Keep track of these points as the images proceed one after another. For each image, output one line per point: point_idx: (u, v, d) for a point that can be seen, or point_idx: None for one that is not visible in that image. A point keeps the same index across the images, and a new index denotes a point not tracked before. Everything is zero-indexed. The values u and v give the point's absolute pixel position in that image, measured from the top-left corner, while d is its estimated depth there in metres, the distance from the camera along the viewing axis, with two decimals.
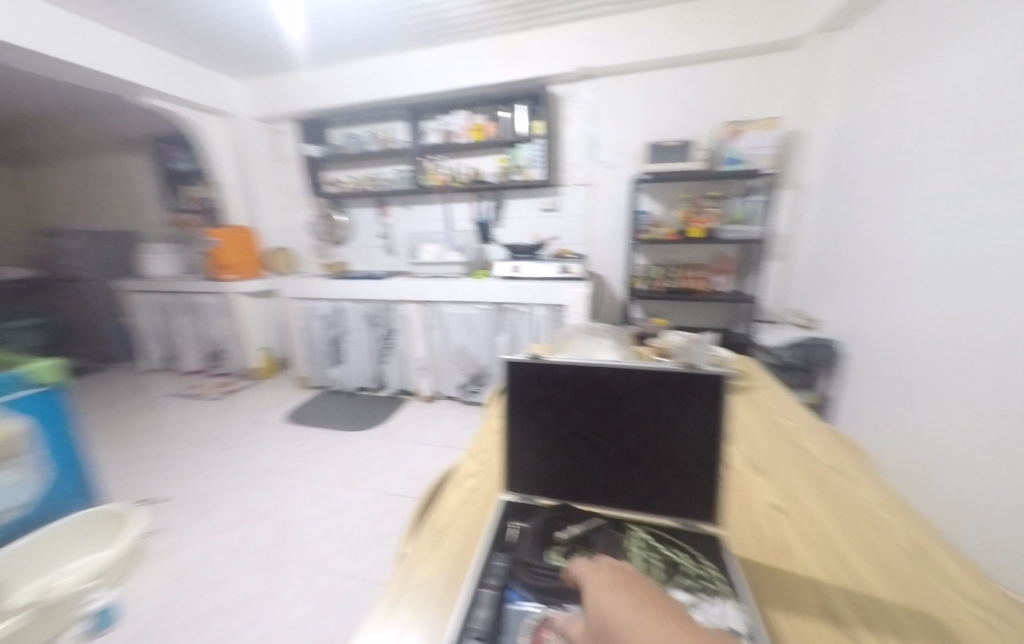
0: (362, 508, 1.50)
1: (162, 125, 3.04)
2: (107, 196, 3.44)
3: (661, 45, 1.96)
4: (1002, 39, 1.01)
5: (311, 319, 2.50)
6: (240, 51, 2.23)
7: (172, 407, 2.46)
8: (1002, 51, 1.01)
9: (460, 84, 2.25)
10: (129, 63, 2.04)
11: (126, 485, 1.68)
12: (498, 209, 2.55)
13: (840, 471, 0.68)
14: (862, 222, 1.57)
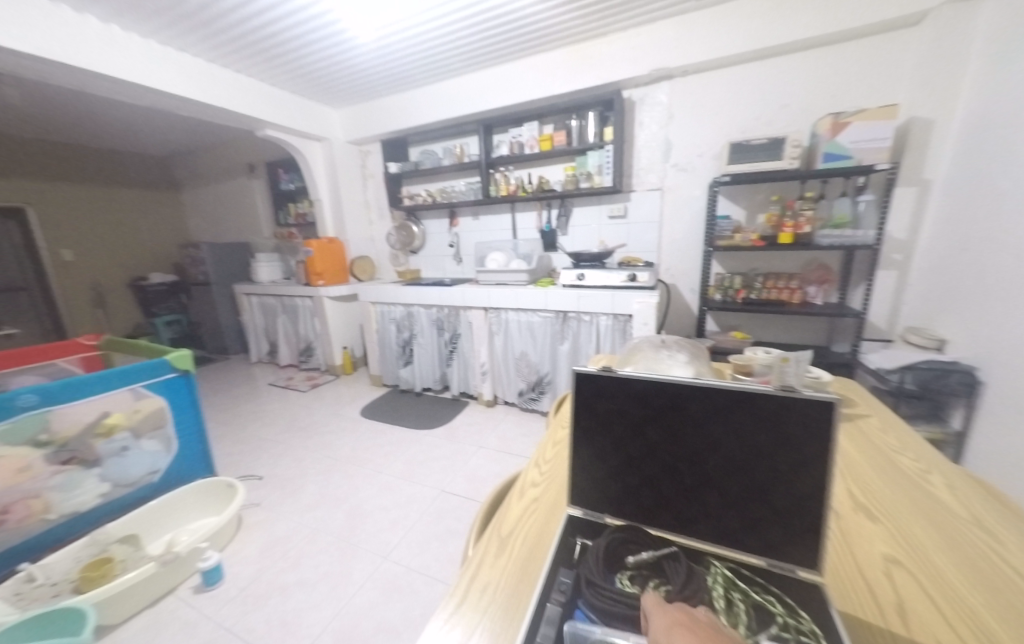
0: (425, 505, 1.57)
1: (275, 151, 3.54)
2: (231, 213, 4.09)
3: (748, 37, 1.81)
4: None
5: (386, 322, 2.70)
6: (338, 83, 2.52)
7: (271, 395, 2.82)
8: None
9: (530, 96, 2.30)
10: (253, 101, 2.41)
11: (234, 461, 1.95)
12: (565, 217, 2.54)
13: (984, 527, 0.56)
14: (1013, 223, 1.29)
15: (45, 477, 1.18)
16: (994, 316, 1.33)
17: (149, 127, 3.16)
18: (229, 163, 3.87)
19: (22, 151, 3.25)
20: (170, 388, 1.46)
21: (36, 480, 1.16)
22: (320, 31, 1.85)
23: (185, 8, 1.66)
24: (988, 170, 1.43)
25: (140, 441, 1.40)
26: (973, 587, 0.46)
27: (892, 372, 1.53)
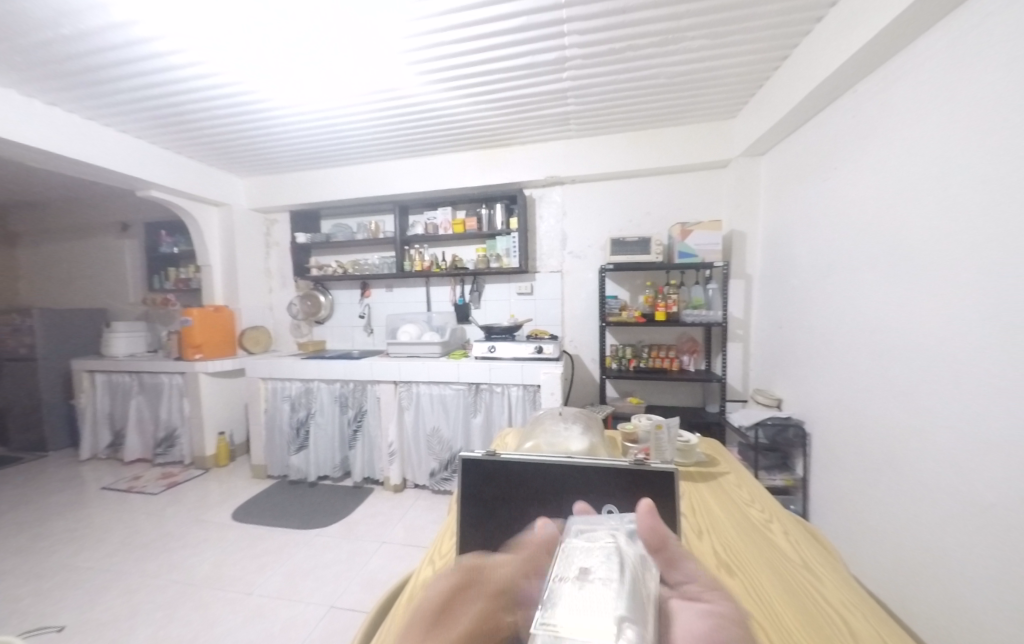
0: (308, 630, 1.29)
1: (159, 212, 3.20)
2: (84, 274, 3.44)
3: (617, 162, 2.31)
4: (893, 173, 1.26)
5: (279, 400, 2.39)
6: (247, 155, 2.49)
7: (102, 504, 2.18)
8: (896, 183, 1.24)
9: (443, 186, 2.54)
10: (137, 163, 2.22)
11: (22, 609, 1.40)
12: (477, 293, 2.68)
13: (810, 570, 0.66)
14: (806, 309, 1.74)
15: None
16: (809, 381, 1.71)
17: None
18: (95, 220, 3.36)
19: None
20: None
21: None
22: (231, 105, 1.87)
23: (69, 67, 1.56)
24: (784, 270, 1.94)
25: None
26: (803, 626, 0.54)
27: (751, 429, 1.81)
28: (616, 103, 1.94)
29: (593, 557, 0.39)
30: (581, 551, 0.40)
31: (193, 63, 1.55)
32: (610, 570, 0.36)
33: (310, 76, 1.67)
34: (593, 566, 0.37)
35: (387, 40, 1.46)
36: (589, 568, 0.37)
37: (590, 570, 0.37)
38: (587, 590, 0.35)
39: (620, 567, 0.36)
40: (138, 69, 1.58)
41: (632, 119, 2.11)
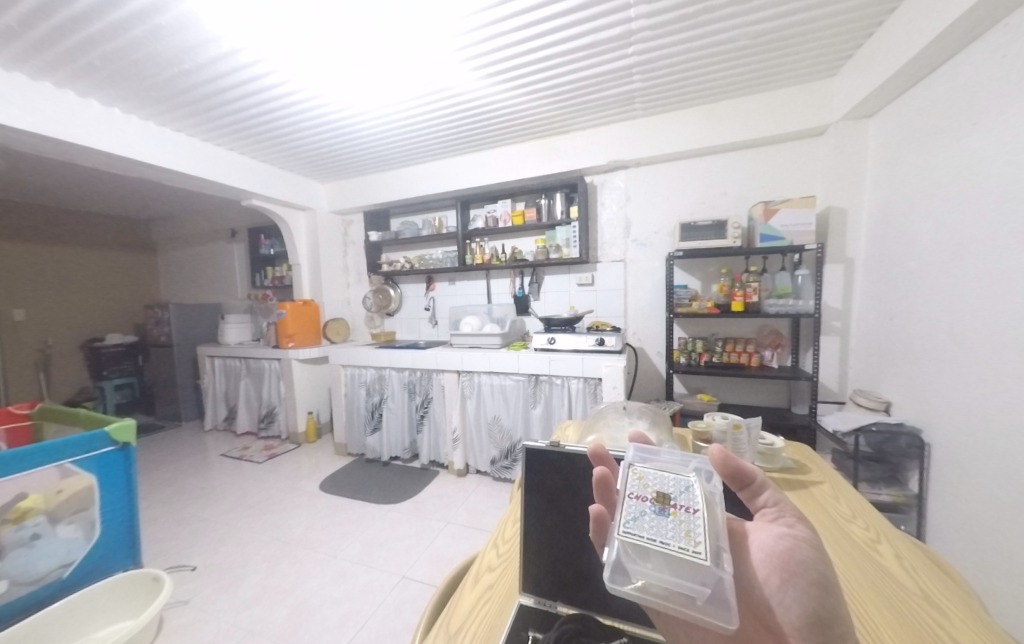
0: (381, 595, 1.42)
1: (258, 219, 3.66)
2: (204, 274, 4.07)
3: (688, 139, 2.13)
4: None
5: (357, 386, 2.63)
6: (327, 162, 2.73)
7: (221, 468, 2.58)
8: None
9: (503, 179, 2.56)
10: (240, 174, 2.55)
11: (167, 548, 1.73)
12: (536, 284, 2.67)
13: (932, 603, 0.56)
14: (924, 298, 1.47)
15: None
16: (927, 382, 1.45)
17: (133, 195, 3.24)
18: (211, 228, 3.95)
19: None
20: (103, 464, 1.32)
21: None
22: (313, 118, 2.06)
23: (183, 97, 1.84)
24: (898, 251, 1.64)
25: (56, 528, 1.23)
26: None
27: (848, 435, 1.59)
28: (686, 74, 1.78)
29: (668, 481, 0.45)
30: (655, 473, 0.46)
31: (275, 83, 1.73)
32: (691, 497, 0.43)
33: (357, 91, 1.83)
34: (673, 492, 0.44)
35: (390, 35, 1.46)
36: (668, 494, 0.44)
37: (669, 496, 0.43)
38: (670, 516, 0.42)
39: (697, 493, 0.43)
40: (237, 93, 1.81)
41: (704, 91, 1.93)
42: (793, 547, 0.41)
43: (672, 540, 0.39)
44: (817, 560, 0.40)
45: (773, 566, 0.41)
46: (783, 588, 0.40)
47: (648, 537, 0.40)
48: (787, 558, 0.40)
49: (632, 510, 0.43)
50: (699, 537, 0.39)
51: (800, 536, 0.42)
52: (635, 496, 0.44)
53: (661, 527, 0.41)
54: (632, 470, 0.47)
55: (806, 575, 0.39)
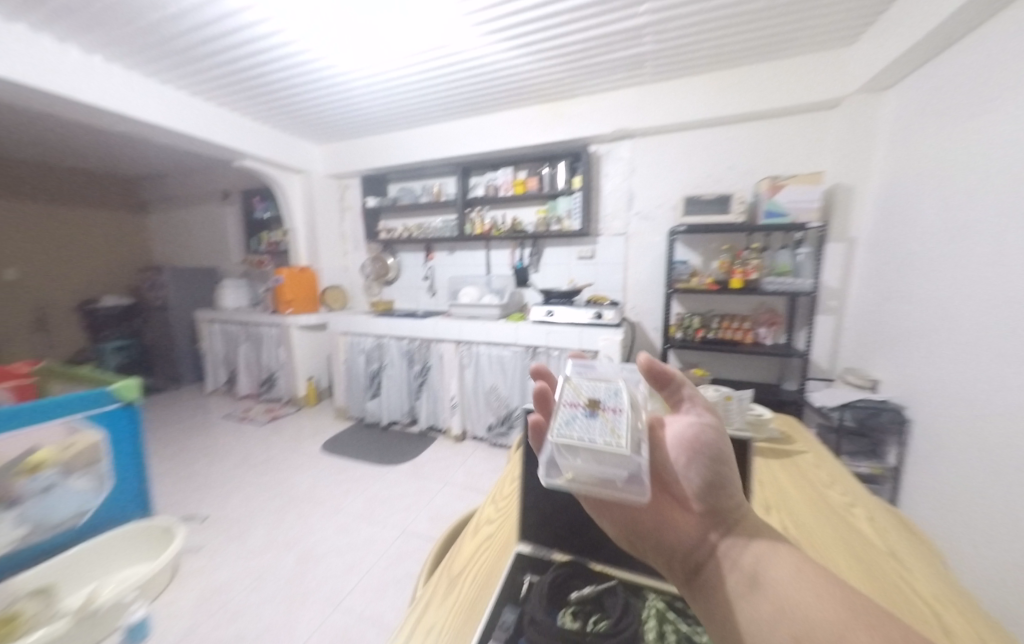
0: (384, 546, 1.50)
1: (252, 181, 3.55)
2: (198, 237, 3.99)
3: (697, 108, 2.06)
4: None
5: (355, 352, 2.66)
6: (321, 123, 2.63)
7: (224, 428, 2.65)
8: None
9: (505, 146, 2.48)
10: (231, 133, 2.46)
11: (176, 501, 1.80)
12: (536, 257, 2.66)
13: (898, 560, 0.61)
14: (921, 278, 1.49)
15: None
16: (915, 361, 1.49)
17: (118, 151, 3.12)
18: (203, 189, 3.84)
19: None
20: (111, 420, 1.37)
21: None
22: (306, 73, 1.96)
23: (168, 45, 1.73)
24: (901, 231, 1.64)
25: (70, 480, 1.27)
26: None
27: (834, 409, 1.64)
28: (699, 37, 1.70)
29: (598, 389, 0.52)
30: (587, 384, 0.53)
31: (264, 35, 1.64)
32: (618, 399, 0.51)
33: (352, 48, 1.74)
34: (603, 399, 0.51)
35: None
36: (598, 400, 0.51)
37: (599, 401, 0.51)
38: (597, 416, 0.49)
39: (624, 397, 0.51)
40: (225, 42, 1.71)
41: (716, 56, 1.85)
42: (697, 432, 0.48)
43: (598, 436, 0.46)
44: (719, 439, 0.47)
45: (681, 449, 0.48)
46: (688, 465, 0.48)
47: (577, 437, 0.47)
48: (692, 441, 0.47)
49: (565, 414, 0.50)
50: (622, 432, 0.47)
51: (706, 421, 0.48)
52: (570, 405, 0.51)
53: (591, 427, 0.47)
54: (569, 383, 0.54)
55: (707, 453, 0.46)
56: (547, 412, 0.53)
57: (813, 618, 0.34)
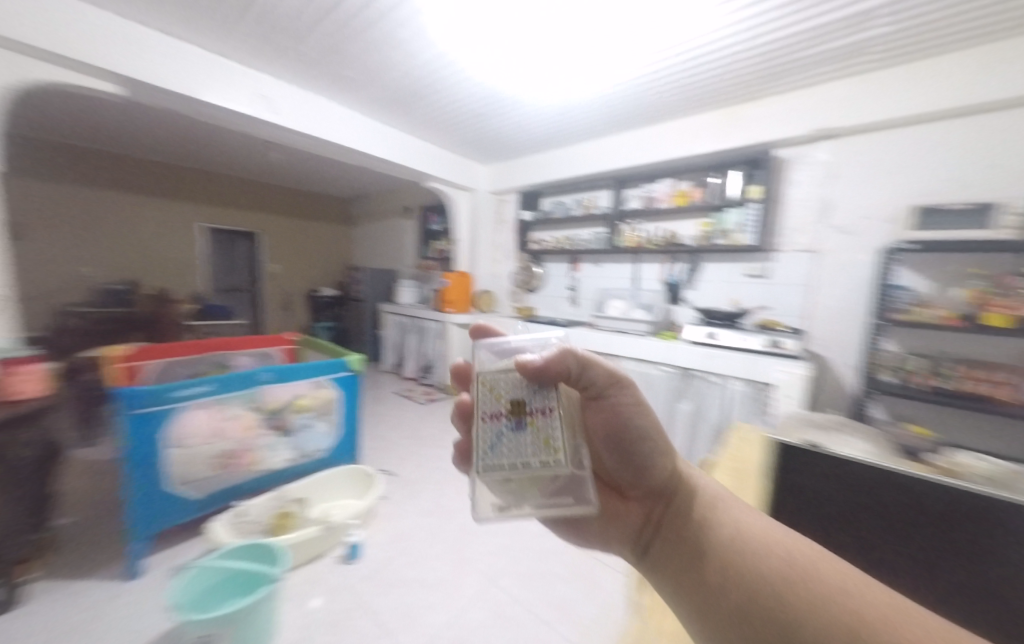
0: (529, 539, 1.60)
1: (428, 198, 4.25)
2: (385, 245, 4.95)
3: (944, 94, 1.62)
4: None
5: None
6: (492, 146, 2.98)
7: (394, 402, 3.21)
8: None
9: (668, 156, 2.40)
10: (424, 160, 3.00)
11: (368, 454, 2.26)
12: (693, 272, 2.47)
13: None
14: None
15: (260, 435, 1.56)
16: None
17: (345, 179, 4.13)
18: (392, 206, 4.76)
19: (265, 194, 4.53)
20: (344, 384, 1.80)
21: (256, 437, 1.55)
22: (491, 104, 2.25)
23: (396, 95, 2.21)
24: None
25: (317, 422, 1.74)
26: None
27: None
28: (962, 6, 1.35)
29: (520, 390, 0.62)
30: (507, 385, 0.62)
31: (467, 75, 1.93)
32: (542, 401, 0.61)
33: (533, 77, 1.92)
34: (526, 405, 0.61)
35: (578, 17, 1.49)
36: (522, 406, 0.61)
37: (523, 409, 0.60)
38: (526, 427, 0.60)
39: (549, 400, 0.61)
40: (436, 86, 2.09)
41: (981, 28, 1.45)
42: (612, 420, 0.62)
43: (531, 452, 0.59)
44: (629, 423, 0.61)
45: (607, 439, 0.62)
46: (612, 453, 0.63)
47: (511, 457, 0.59)
48: (612, 426, 0.62)
49: (491, 434, 0.60)
50: (554, 443, 0.60)
51: (621, 404, 0.61)
52: (494, 418, 0.60)
53: (521, 440, 0.59)
54: (488, 390, 0.61)
55: (626, 438, 0.62)
56: (471, 428, 0.61)
57: (762, 577, 0.43)
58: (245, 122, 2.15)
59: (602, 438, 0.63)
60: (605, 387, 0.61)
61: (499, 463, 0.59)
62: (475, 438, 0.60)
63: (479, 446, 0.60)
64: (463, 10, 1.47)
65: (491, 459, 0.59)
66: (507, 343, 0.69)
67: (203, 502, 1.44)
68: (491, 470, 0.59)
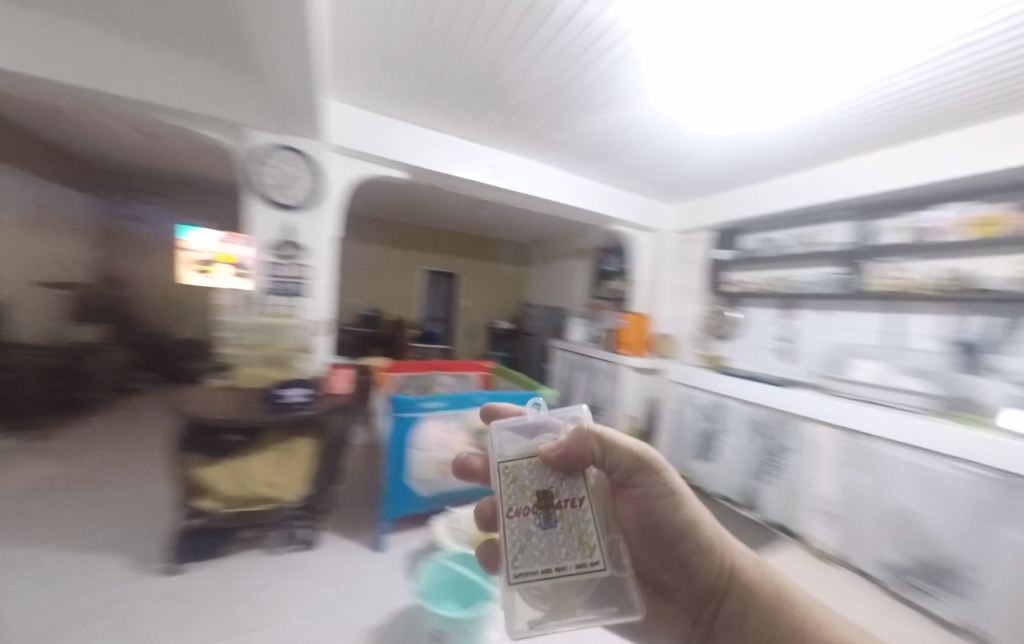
0: None
1: (607, 239, 4.35)
2: (553, 283, 5.23)
3: None
4: None
5: (686, 404, 2.66)
6: (686, 184, 2.85)
7: None
8: None
9: (956, 173, 1.76)
10: (614, 204, 3.11)
11: None
12: (1009, 329, 1.68)
13: None
14: None
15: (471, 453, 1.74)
16: None
17: (532, 227, 4.65)
18: (568, 248, 5.06)
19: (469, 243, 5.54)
20: None
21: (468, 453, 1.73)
22: (697, 143, 2.15)
23: (597, 149, 2.37)
24: None
25: None
26: None
27: None
28: None
29: (547, 479, 0.63)
30: (531, 473, 0.64)
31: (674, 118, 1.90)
32: (573, 492, 0.62)
33: (751, 109, 1.76)
34: (555, 500, 0.62)
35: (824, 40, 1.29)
36: (552, 502, 0.62)
37: (553, 505, 0.62)
38: (556, 522, 0.61)
39: (579, 490, 0.63)
40: (637, 135, 2.13)
41: None
42: (644, 509, 0.71)
43: (565, 555, 0.59)
44: (655, 510, 0.71)
45: (639, 523, 0.72)
46: (644, 540, 0.73)
47: (546, 558, 0.59)
48: (644, 512, 0.72)
49: (520, 533, 0.61)
50: (588, 542, 0.60)
51: (649, 494, 0.69)
52: (524, 516, 0.62)
53: (554, 538, 0.60)
54: (515, 483, 0.63)
55: (653, 525, 0.71)
56: (500, 528, 0.62)
57: None
58: (477, 188, 2.67)
59: (634, 523, 0.73)
60: (631, 475, 0.70)
61: (529, 570, 0.59)
62: (503, 539, 0.61)
63: (509, 550, 0.60)
64: (675, 61, 1.47)
65: (524, 561, 0.59)
66: (527, 421, 0.70)
67: (427, 499, 1.71)
68: (521, 580, 0.58)
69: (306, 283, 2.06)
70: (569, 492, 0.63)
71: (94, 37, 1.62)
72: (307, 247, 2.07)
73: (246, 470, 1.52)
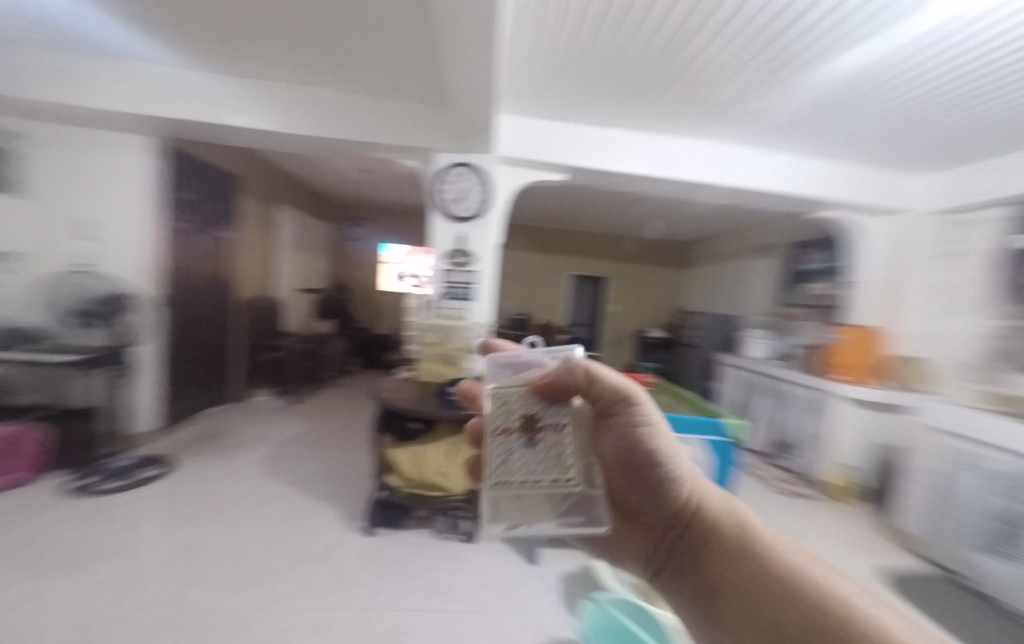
0: None
1: (810, 227, 2.96)
2: (727, 289, 4.33)
3: None
4: None
5: (960, 469, 1.80)
6: (962, 141, 1.98)
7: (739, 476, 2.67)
8: None
9: None
10: (827, 185, 2.44)
11: None
12: None
13: None
14: None
15: None
16: None
17: (698, 222, 4.06)
18: (749, 245, 4.11)
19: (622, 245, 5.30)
20: (717, 450, 1.54)
21: None
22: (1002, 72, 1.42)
23: (810, 114, 1.85)
24: None
25: None
26: None
27: None
28: None
29: (532, 404, 0.53)
30: (520, 398, 0.53)
31: (959, 44, 1.29)
32: (556, 416, 0.53)
33: None
34: (537, 421, 0.53)
35: None
36: (535, 424, 0.53)
37: (535, 426, 0.53)
38: (538, 445, 0.53)
39: (563, 415, 0.54)
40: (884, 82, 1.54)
41: None
42: (623, 439, 0.59)
43: (542, 470, 0.53)
44: (637, 441, 0.59)
45: (614, 456, 0.60)
46: (616, 474, 0.62)
47: (519, 474, 0.53)
48: (625, 443, 0.59)
49: (502, 450, 0.53)
50: (566, 460, 0.54)
51: (632, 422, 0.58)
52: (505, 433, 0.53)
53: (531, 458, 0.53)
54: (496, 397, 0.53)
55: (630, 455, 0.60)
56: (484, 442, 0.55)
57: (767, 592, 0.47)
58: (644, 183, 2.44)
59: (608, 453, 0.60)
60: (613, 403, 0.58)
61: (509, 480, 0.53)
62: (487, 454, 0.54)
63: (490, 463, 0.53)
64: None
65: (502, 471, 0.53)
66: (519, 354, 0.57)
67: None
68: (500, 488, 0.53)
69: (474, 288, 2.22)
70: (554, 415, 0.53)
71: (347, 99, 2.10)
72: (476, 255, 2.22)
73: (423, 459, 1.68)
